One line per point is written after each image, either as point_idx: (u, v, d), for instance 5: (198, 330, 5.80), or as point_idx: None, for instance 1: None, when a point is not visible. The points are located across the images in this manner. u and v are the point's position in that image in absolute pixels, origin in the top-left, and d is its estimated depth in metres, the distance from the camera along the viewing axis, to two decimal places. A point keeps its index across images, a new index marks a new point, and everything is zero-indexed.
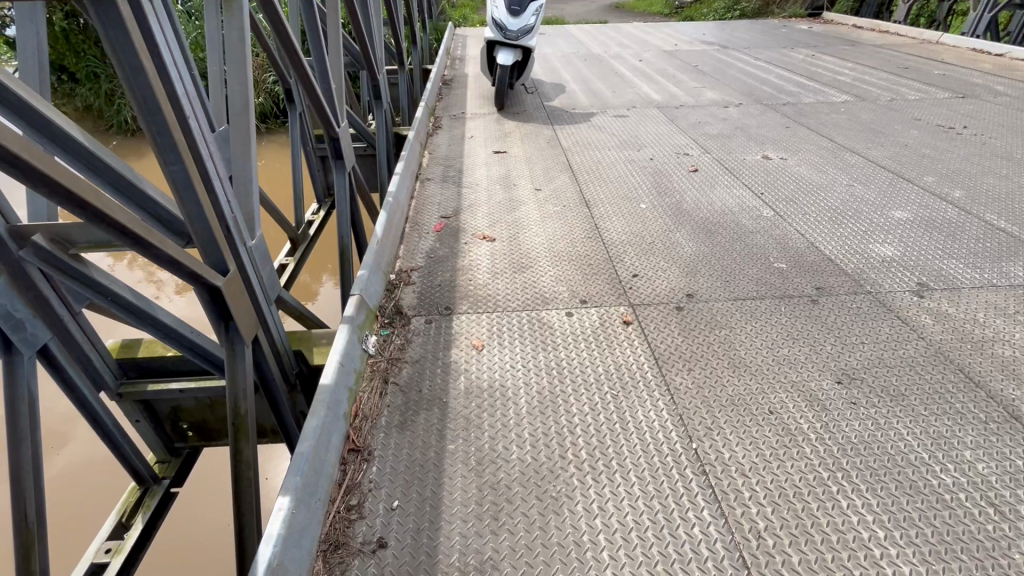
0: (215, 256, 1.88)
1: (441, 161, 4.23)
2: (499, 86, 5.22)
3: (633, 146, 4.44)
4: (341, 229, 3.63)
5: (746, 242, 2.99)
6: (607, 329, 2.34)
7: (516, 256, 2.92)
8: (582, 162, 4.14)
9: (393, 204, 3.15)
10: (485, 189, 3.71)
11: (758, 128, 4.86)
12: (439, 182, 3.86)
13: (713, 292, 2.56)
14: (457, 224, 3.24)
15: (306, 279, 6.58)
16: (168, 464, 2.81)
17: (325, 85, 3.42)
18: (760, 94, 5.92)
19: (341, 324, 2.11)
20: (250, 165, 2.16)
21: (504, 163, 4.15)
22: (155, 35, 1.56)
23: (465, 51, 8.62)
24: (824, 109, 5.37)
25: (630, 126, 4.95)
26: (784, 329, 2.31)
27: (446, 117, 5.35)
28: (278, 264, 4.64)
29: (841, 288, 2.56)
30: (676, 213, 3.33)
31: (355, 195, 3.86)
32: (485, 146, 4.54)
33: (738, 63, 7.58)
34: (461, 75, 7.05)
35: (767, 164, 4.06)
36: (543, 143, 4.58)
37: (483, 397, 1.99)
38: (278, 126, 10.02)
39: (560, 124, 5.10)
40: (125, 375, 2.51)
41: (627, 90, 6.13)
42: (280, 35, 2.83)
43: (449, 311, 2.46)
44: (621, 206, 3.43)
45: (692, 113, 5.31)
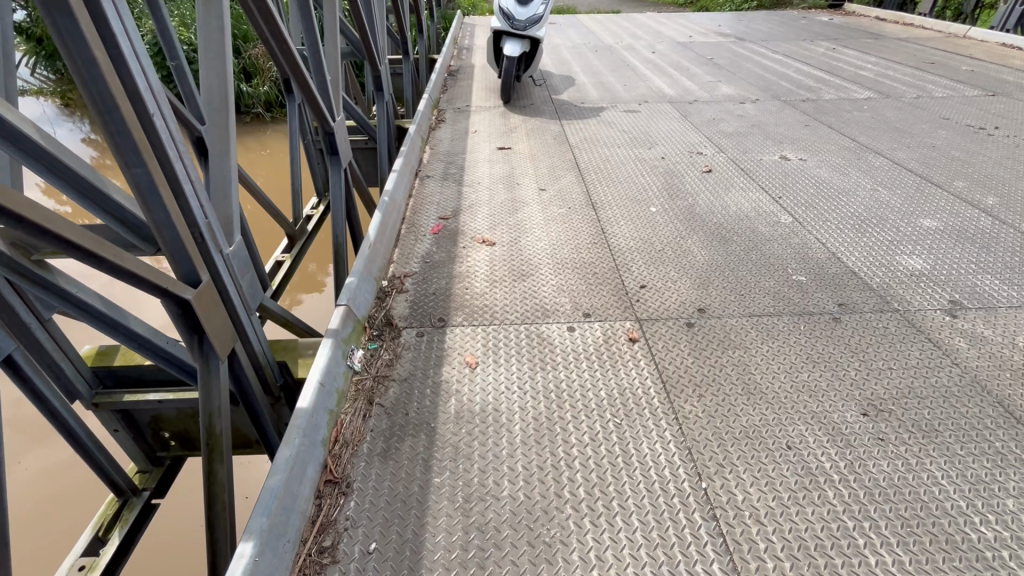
0: (186, 265, 1.73)
1: (443, 157, 4.05)
2: (506, 78, 5.02)
3: (643, 143, 4.24)
4: (335, 228, 3.46)
5: (762, 251, 2.81)
6: (611, 346, 2.17)
7: (516, 262, 2.75)
8: (590, 160, 3.95)
9: (389, 205, 2.99)
10: (487, 188, 3.53)
11: (775, 126, 4.63)
12: (439, 179, 3.69)
13: (726, 307, 2.38)
14: (455, 226, 3.07)
15: (309, 267, 6.46)
16: (148, 475, 2.69)
17: (319, 78, 3.25)
18: (778, 89, 5.67)
19: (324, 339, 1.97)
20: (229, 164, 2.01)
21: (508, 161, 3.97)
22: (113, 25, 1.40)
23: (472, 40, 8.39)
24: (846, 106, 5.12)
25: (640, 122, 4.74)
26: (804, 351, 2.13)
27: (451, 110, 5.16)
28: (274, 261, 4.50)
29: (865, 304, 2.37)
30: (688, 218, 3.14)
31: (352, 192, 3.70)
32: (489, 142, 4.36)
33: (755, 56, 7.31)
34: (467, 65, 6.84)
35: (786, 165, 3.85)
36: (549, 139, 4.39)
37: (474, 422, 1.83)
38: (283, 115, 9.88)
39: (568, 118, 4.90)
40: (101, 384, 2.38)
41: (638, 84, 5.91)
42: (268, 25, 2.66)
43: (442, 323, 2.30)
44: (629, 209, 3.25)
45: (706, 109, 5.08)
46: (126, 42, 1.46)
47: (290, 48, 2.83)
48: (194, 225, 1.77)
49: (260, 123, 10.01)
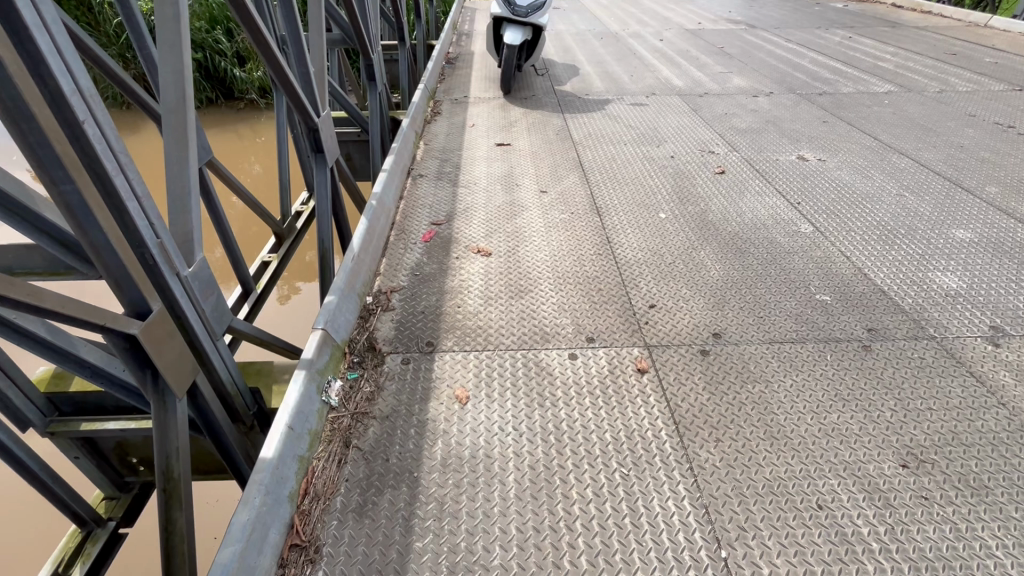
0: (132, 293, 1.51)
1: (438, 154, 3.81)
2: (506, 68, 4.74)
3: (651, 141, 3.98)
4: (320, 233, 3.23)
5: (781, 265, 2.58)
6: (617, 378, 1.95)
7: (514, 276, 2.52)
8: (594, 159, 3.70)
9: (376, 210, 2.75)
10: (484, 190, 3.29)
11: (791, 122, 4.36)
12: (433, 179, 3.45)
13: (744, 332, 2.16)
14: (448, 233, 2.84)
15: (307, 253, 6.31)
16: (117, 502, 2.48)
17: (301, 70, 2.98)
18: (793, 82, 5.38)
19: (296, 371, 1.75)
20: (190, 172, 1.77)
21: (507, 159, 3.72)
22: (26, 17, 1.16)
23: (473, 26, 8.07)
24: (866, 101, 4.84)
25: (647, 117, 4.47)
26: (832, 386, 1.91)
27: (448, 101, 4.89)
28: (260, 262, 4.27)
29: (897, 330, 2.15)
30: (700, 226, 2.91)
31: (340, 193, 3.46)
32: (487, 137, 4.10)
33: (767, 45, 6.99)
34: (467, 53, 6.53)
35: (804, 165, 3.60)
36: (551, 134, 4.13)
37: (463, 471, 1.63)
38: None
39: (572, 111, 4.63)
40: (57, 411, 2.17)
41: (645, 75, 5.62)
42: (242, 15, 2.39)
43: (430, 348, 2.08)
44: (636, 215, 3.02)
45: (718, 102, 4.81)
46: (46, 38, 1.22)
47: (263, 35, 2.54)
48: (142, 247, 1.54)
49: (255, 110, 9.73)
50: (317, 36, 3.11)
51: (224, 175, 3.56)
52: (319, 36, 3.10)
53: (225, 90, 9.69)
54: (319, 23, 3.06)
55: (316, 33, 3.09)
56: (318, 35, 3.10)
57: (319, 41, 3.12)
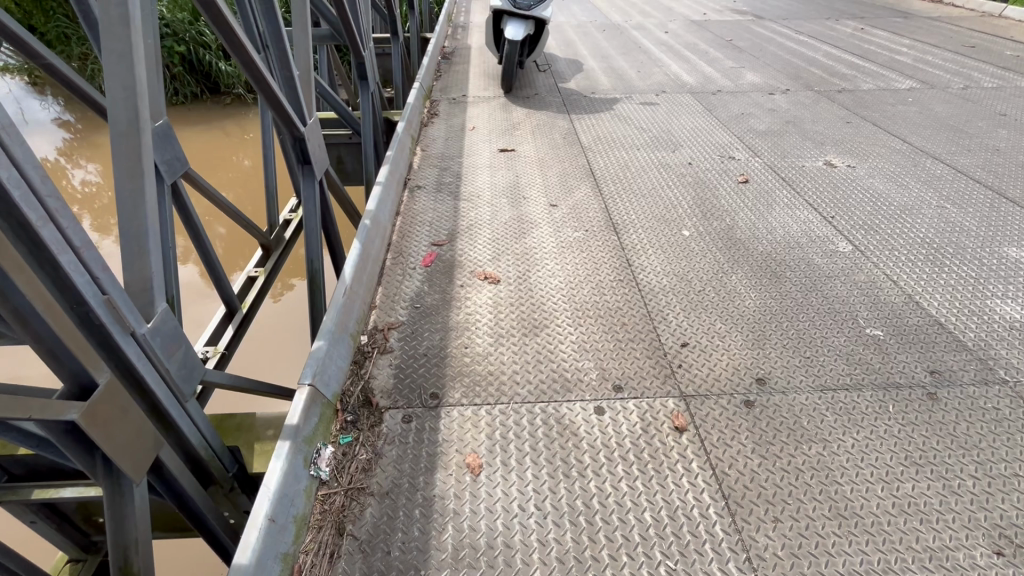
0: (70, 365, 1.23)
1: (436, 161, 3.52)
2: (507, 65, 4.42)
3: (666, 145, 3.70)
4: (308, 253, 2.94)
5: (822, 291, 2.32)
6: (652, 438, 1.70)
7: (527, 307, 2.25)
8: (606, 167, 3.41)
9: (370, 232, 2.47)
10: (488, 203, 3.01)
11: (812, 123, 4.09)
12: (432, 191, 3.16)
13: (790, 376, 1.91)
14: (452, 257, 2.56)
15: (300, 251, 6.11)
16: (82, 564, 2.19)
17: (283, 73, 2.67)
18: (809, 78, 5.11)
19: (279, 444, 1.47)
20: (145, 206, 1.47)
21: (512, 167, 3.43)
22: None
23: (468, 18, 7.73)
24: (889, 99, 4.58)
25: (660, 118, 4.19)
26: (900, 447, 1.66)
27: (445, 101, 4.58)
28: (245, 276, 3.96)
29: (964, 373, 1.91)
30: (728, 244, 2.65)
31: (331, 206, 3.17)
32: (488, 141, 3.81)
33: (777, 37, 6.70)
34: (464, 47, 6.20)
35: (832, 173, 3.34)
36: (557, 138, 3.84)
37: (480, 567, 1.38)
38: None
39: (578, 112, 4.34)
40: (7, 474, 1.89)
41: (653, 70, 5.33)
42: (212, 16, 2.10)
43: (435, 402, 1.81)
44: (656, 232, 2.75)
45: (732, 101, 4.54)
46: None
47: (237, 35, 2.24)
48: (83, 305, 1.26)
49: (242, 104, 9.35)
50: (302, 35, 2.80)
51: (202, 187, 3.26)
52: (304, 33, 2.78)
53: (211, 84, 9.31)
54: (303, 20, 2.75)
55: (301, 30, 2.77)
56: (304, 32, 2.78)
57: (304, 40, 2.80)
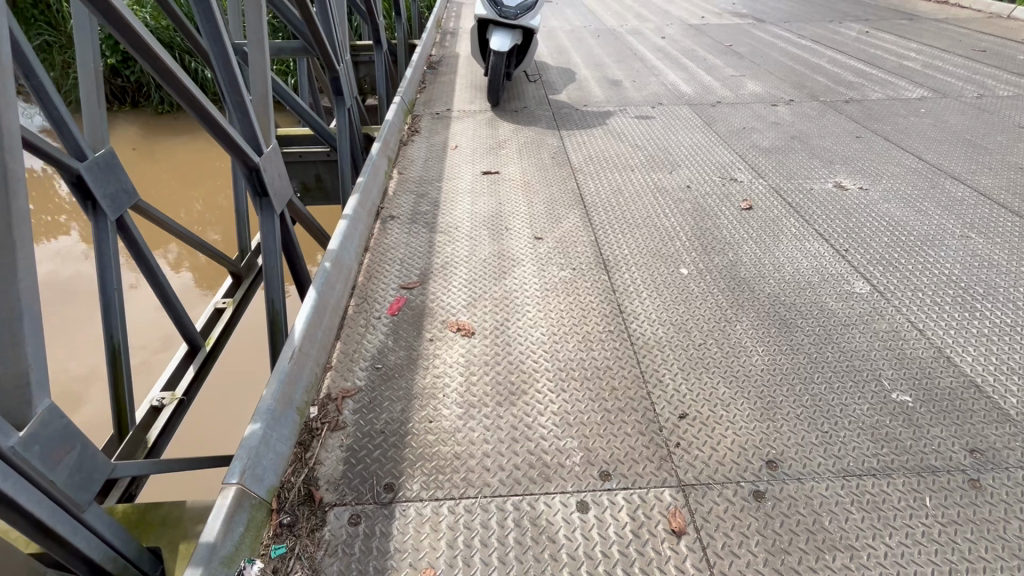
0: None
1: (414, 186, 3.25)
2: (493, 77, 4.15)
3: (662, 165, 3.44)
4: (267, 293, 2.67)
5: (839, 343, 2.05)
6: (645, 546, 1.43)
7: (503, 366, 1.98)
8: (597, 192, 3.14)
9: (328, 280, 2.20)
10: (467, 236, 2.74)
11: (819, 139, 3.82)
12: (407, 221, 2.89)
13: (806, 456, 1.64)
14: (423, 303, 2.29)
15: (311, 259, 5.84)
16: None
17: (233, 98, 2.35)
18: (813, 86, 4.84)
19: (187, 573, 1.21)
20: (18, 287, 1.20)
21: (494, 193, 3.16)
22: None
23: (458, 23, 7.48)
24: (899, 110, 4.31)
25: (656, 135, 3.92)
26: (941, 558, 1.39)
27: (428, 115, 4.31)
28: (212, 308, 3.68)
29: (1009, 453, 1.64)
30: (732, 284, 2.38)
31: (296, 239, 2.90)
32: (471, 162, 3.54)
33: (778, 41, 6.44)
34: (451, 56, 5.93)
35: (843, 196, 3.07)
36: (546, 158, 3.57)
37: None
38: None
39: (569, 127, 4.07)
40: None
41: (649, 80, 5.07)
42: (130, 41, 1.89)
43: (390, 497, 1.55)
44: (651, 270, 2.48)
45: (732, 114, 4.27)
46: None
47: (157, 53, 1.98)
48: None
49: None
50: (258, 53, 2.53)
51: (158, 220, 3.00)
52: (260, 51, 2.52)
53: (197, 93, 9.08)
54: (259, 36, 2.50)
55: (257, 48, 2.52)
56: (260, 51, 2.52)
57: (261, 58, 2.54)
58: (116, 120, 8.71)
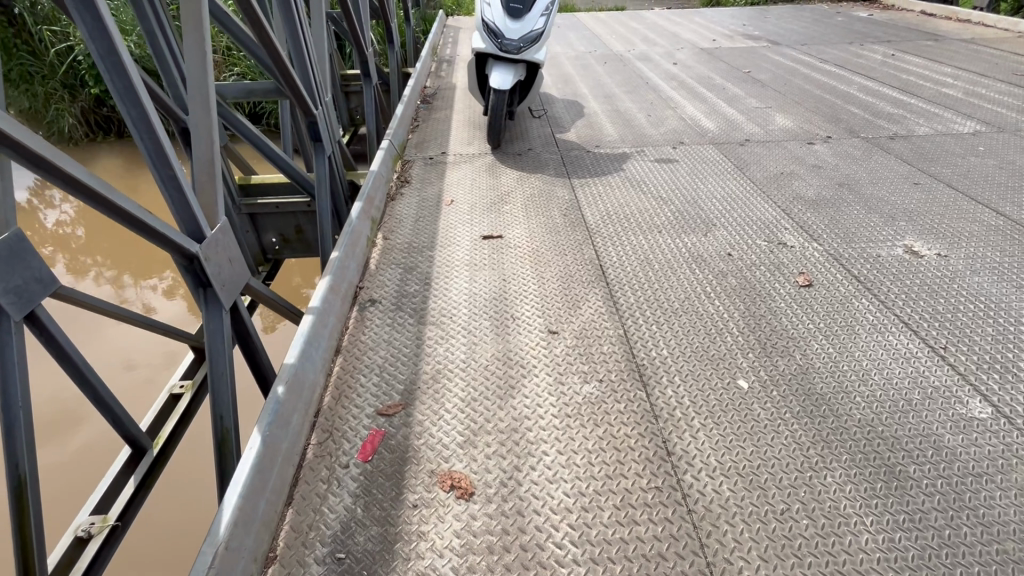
0: None
1: (402, 255, 2.73)
2: (494, 118, 3.69)
3: (694, 224, 2.93)
4: (214, 406, 2.12)
5: (975, 512, 1.50)
6: None
7: (513, 557, 1.44)
8: (620, 263, 2.63)
9: (280, 418, 1.66)
10: (465, 330, 2.21)
11: (870, 186, 3.31)
12: (391, 308, 2.36)
13: None
14: (406, 438, 1.76)
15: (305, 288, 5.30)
16: None
17: (161, 173, 1.83)
18: (849, 119, 4.35)
19: None
20: None
21: (497, 265, 2.63)
22: None
23: (456, 50, 7.06)
24: (954, 148, 3.80)
25: (681, 183, 3.41)
26: None
27: (421, 160, 3.82)
28: (166, 394, 3.12)
29: None
30: (809, 403, 1.83)
31: (256, 330, 2.36)
32: (470, 223, 3.03)
33: (800, 66, 5.99)
34: (447, 88, 5.46)
35: (920, 266, 2.53)
36: (557, 216, 3.06)
37: None
38: None
39: (581, 174, 3.57)
40: None
41: (666, 113, 4.59)
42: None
43: None
44: (700, 382, 1.93)
45: (765, 155, 3.78)
46: None
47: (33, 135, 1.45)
48: None
49: None
50: (203, 112, 2.04)
51: (98, 309, 2.44)
52: (205, 109, 2.03)
53: None
54: (203, 91, 2.02)
55: (201, 106, 2.03)
56: (205, 108, 2.04)
57: (205, 119, 2.04)
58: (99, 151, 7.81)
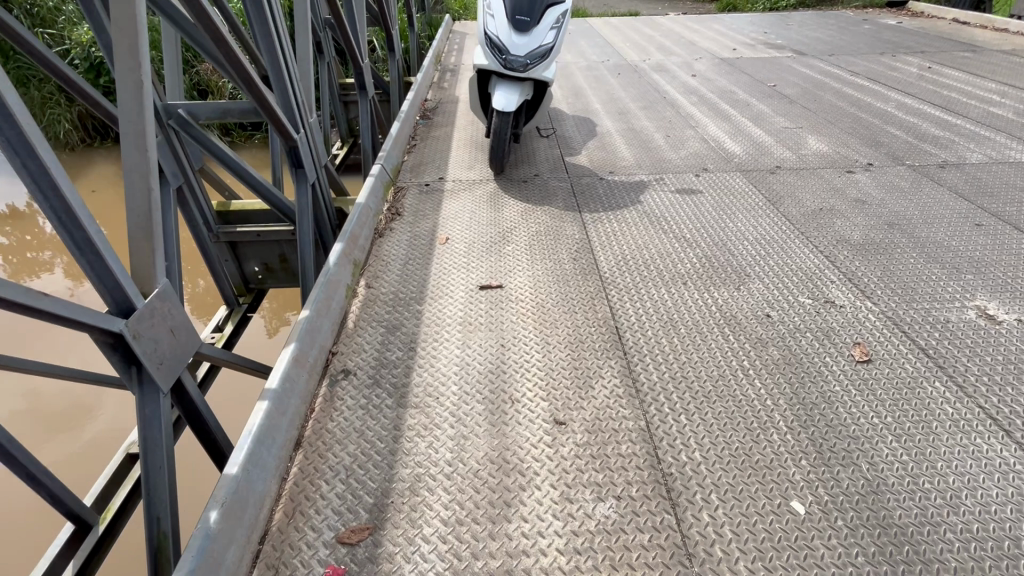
0: None
1: (385, 310, 2.36)
2: (498, 142, 3.35)
3: (725, 275, 2.53)
4: (148, 506, 1.76)
5: None
6: None
7: None
8: (640, 324, 2.24)
9: (208, 561, 1.30)
10: (452, 417, 1.84)
11: (924, 227, 2.89)
12: (366, 382, 1.99)
13: None
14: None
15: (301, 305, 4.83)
16: None
17: (73, 237, 1.49)
18: (891, 144, 3.94)
19: None
20: None
21: (495, 324, 2.26)
22: None
23: (460, 58, 6.70)
24: (1014, 180, 3.38)
25: (707, 219, 3.02)
26: None
27: (416, 187, 3.46)
28: (123, 453, 2.70)
29: None
30: (888, 543, 1.45)
31: (208, 406, 2.00)
32: (467, 267, 2.65)
33: (829, 79, 5.56)
34: (450, 101, 5.08)
35: (999, 336, 2.13)
36: (566, 260, 2.68)
37: None
38: (246, 142, 6.72)
39: (593, 206, 3.18)
40: None
41: (686, 134, 4.19)
42: None
43: None
44: (745, 504, 1.55)
45: (800, 185, 3.37)
46: None
47: None
48: None
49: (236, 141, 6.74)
50: (139, 155, 1.71)
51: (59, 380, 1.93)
52: (141, 152, 1.70)
53: None
54: (139, 131, 1.70)
55: (135, 148, 1.70)
56: (140, 151, 1.71)
57: (141, 164, 1.71)
58: (99, 155, 7.04)
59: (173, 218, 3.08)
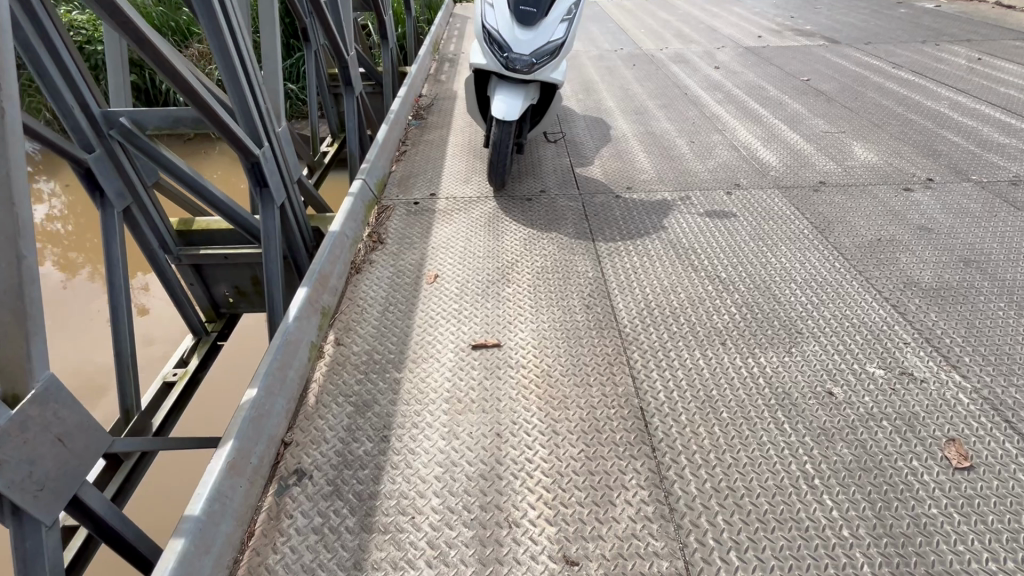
0: None
1: (357, 377, 1.92)
2: (498, 155, 2.88)
3: (774, 332, 2.07)
4: None
5: None
6: None
7: None
8: (672, 406, 1.78)
9: None
10: (433, 551, 1.42)
11: (1006, 266, 2.42)
12: (326, 490, 1.56)
13: None
14: None
15: None
16: None
17: None
18: (950, 153, 3.42)
19: None
20: None
21: (491, 403, 1.81)
22: None
23: (460, 46, 6.15)
24: None
25: (745, 252, 2.54)
26: None
27: (403, 205, 2.99)
28: None
29: None
30: None
31: (122, 516, 1.57)
32: (457, 317, 2.19)
33: (869, 72, 4.99)
34: (447, 98, 4.57)
35: None
36: (578, 307, 2.22)
37: None
38: None
39: (610, 233, 2.71)
40: None
41: (713, 140, 3.68)
42: None
43: None
44: None
45: (851, 208, 2.88)
46: None
47: None
48: None
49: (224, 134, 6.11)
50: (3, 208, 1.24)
51: None
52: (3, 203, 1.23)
53: None
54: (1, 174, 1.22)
55: None
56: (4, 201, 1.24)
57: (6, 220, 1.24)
58: None
59: (117, 245, 2.64)
